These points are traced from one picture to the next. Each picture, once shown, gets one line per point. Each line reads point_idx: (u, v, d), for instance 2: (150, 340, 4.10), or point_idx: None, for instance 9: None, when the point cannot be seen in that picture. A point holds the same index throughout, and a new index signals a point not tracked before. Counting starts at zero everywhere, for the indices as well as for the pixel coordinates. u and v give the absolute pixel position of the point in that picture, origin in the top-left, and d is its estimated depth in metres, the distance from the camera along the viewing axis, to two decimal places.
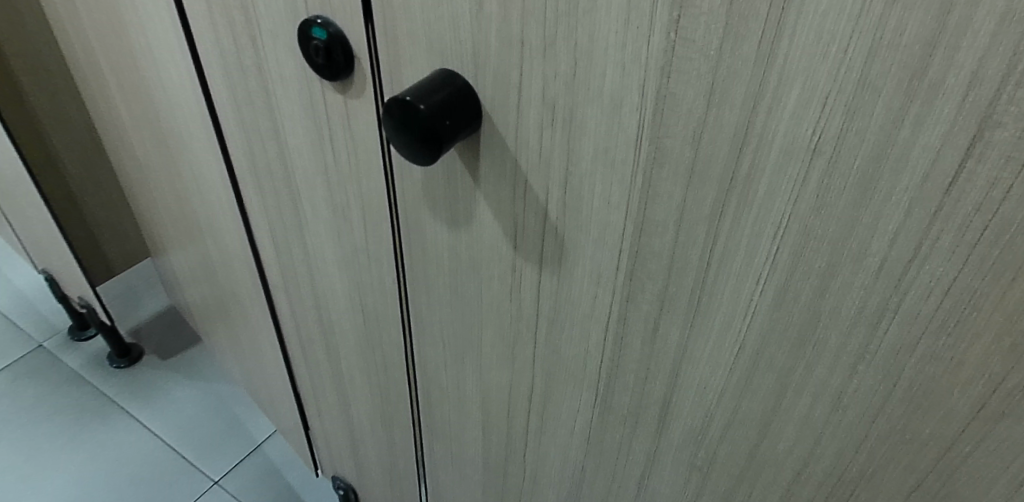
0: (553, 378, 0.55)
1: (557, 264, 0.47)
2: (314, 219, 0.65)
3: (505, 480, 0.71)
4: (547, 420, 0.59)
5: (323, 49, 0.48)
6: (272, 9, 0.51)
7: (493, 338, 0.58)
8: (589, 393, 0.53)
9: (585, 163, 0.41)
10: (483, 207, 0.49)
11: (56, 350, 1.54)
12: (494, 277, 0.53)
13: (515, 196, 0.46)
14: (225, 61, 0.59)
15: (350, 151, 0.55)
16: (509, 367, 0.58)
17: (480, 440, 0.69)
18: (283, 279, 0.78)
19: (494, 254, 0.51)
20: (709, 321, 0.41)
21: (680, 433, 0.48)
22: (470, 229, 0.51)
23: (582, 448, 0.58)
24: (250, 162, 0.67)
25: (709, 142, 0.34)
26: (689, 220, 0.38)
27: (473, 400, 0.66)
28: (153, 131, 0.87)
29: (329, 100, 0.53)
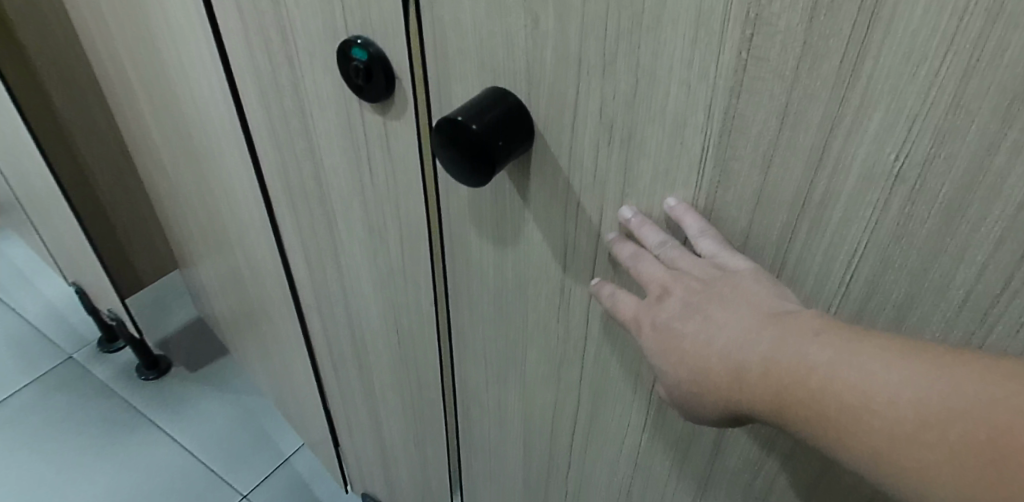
0: (600, 402, 0.53)
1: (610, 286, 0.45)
2: (349, 239, 0.64)
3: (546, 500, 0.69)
4: (591, 445, 0.57)
5: (363, 69, 0.47)
6: (310, 28, 0.49)
7: (538, 357, 0.56)
8: (637, 419, 0.51)
9: (644, 184, 0.38)
10: (532, 226, 0.47)
11: (86, 361, 1.55)
12: (542, 296, 0.51)
13: (567, 216, 0.44)
14: (261, 80, 0.58)
15: (388, 172, 0.54)
16: (554, 388, 0.56)
17: (521, 459, 0.68)
18: (315, 296, 0.77)
19: (542, 276, 0.49)
20: None
21: (735, 462, 0.46)
22: (517, 247, 0.49)
23: (628, 474, 0.56)
24: (285, 181, 0.66)
25: (779, 166, 0.32)
26: (756, 244, 0.36)
27: (515, 420, 0.64)
28: (184, 147, 0.87)
29: (368, 120, 0.51)
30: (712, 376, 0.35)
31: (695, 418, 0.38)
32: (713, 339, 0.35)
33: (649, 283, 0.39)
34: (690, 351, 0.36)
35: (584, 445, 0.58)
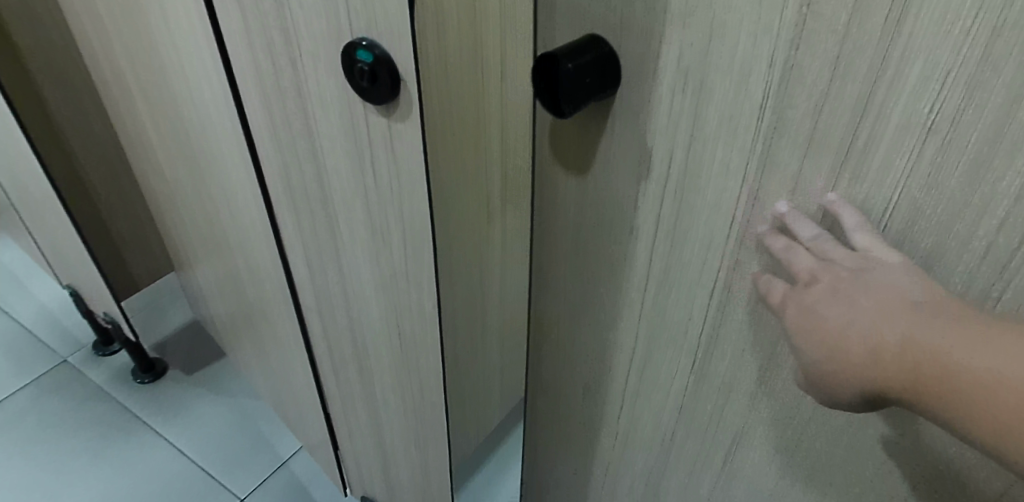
0: (654, 342, 0.58)
1: (672, 229, 0.50)
2: (352, 242, 0.64)
3: (588, 448, 0.75)
4: (641, 387, 0.63)
5: (368, 72, 0.47)
6: (314, 29, 0.49)
7: (598, 299, 0.60)
8: (687, 361, 0.56)
9: (710, 129, 0.43)
10: (605, 168, 0.51)
11: (80, 365, 1.54)
12: (609, 236, 0.55)
13: (641, 160, 0.48)
14: (263, 81, 0.58)
15: (393, 175, 0.54)
16: (610, 329, 0.62)
17: (568, 404, 0.74)
18: (316, 299, 0.76)
19: (613, 211, 0.53)
20: None
21: (775, 406, 0.51)
22: (588, 189, 0.53)
23: (673, 415, 0.61)
24: (286, 183, 0.65)
25: (827, 116, 0.37)
26: (800, 197, 0.41)
27: (572, 357, 0.68)
28: (182, 149, 0.87)
29: (372, 122, 0.51)
30: (846, 349, 0.35)
31: (834, 405, 0.38)
32: (850, 319, 0.36)
33: (800, 272, 0.40)
34: (829, 326, 0.36)
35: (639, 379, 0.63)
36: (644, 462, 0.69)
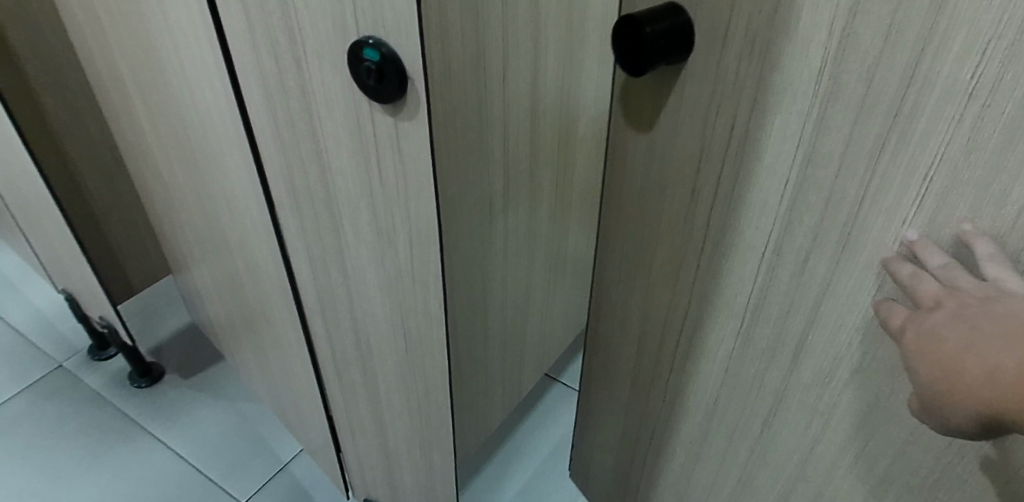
0: (717, 276, 0.69)
1: (738, 175, 0.60)
2: (356, 243, 0.63)
3: (658, 370, 0.86)
4: (703, 318, 0.74)
5: (375, 70, 0.46)
6: (319, 29, 0.49)
7: (671, 232, 0.73)
8: (747, 296, 0.66)
9: (776, 88, 0.53)
10: (680, 119, 0.64)
11: (76, 370, 1.53)
12: (681, 177, 0.67)
13: (710, 113, 0.60)
14: (266, 81, 0.57)
15: (399, 175, 0.53)
16: (680, 261, 0.73)
17: (640, 328, 0.87)
18: (319, 302, 0.76)
19: (686, 153, 0.65)
20: (856, 253, 0.52)
21: (820, 343, 0.59)
22: (666, 134, 0.67)
23: (732, 347, 0.71)
24: (289, 184, 0.65)
25: (879, 80, 0.45)
26: (853, 152, 0.49)
27: (654, 290, 0.80)
28: (182, 151, 0.86)
29: (378, 121, 0.51)
30: (966, 375, 0.41)
31: (949, 429, 0.44)
32: (968, 346, 0.41)
33: (922, 299, 0.45)
34: (949, 351, 0.42)
35: (704, 313, 0.73)
36: (709, 393, 0.78)
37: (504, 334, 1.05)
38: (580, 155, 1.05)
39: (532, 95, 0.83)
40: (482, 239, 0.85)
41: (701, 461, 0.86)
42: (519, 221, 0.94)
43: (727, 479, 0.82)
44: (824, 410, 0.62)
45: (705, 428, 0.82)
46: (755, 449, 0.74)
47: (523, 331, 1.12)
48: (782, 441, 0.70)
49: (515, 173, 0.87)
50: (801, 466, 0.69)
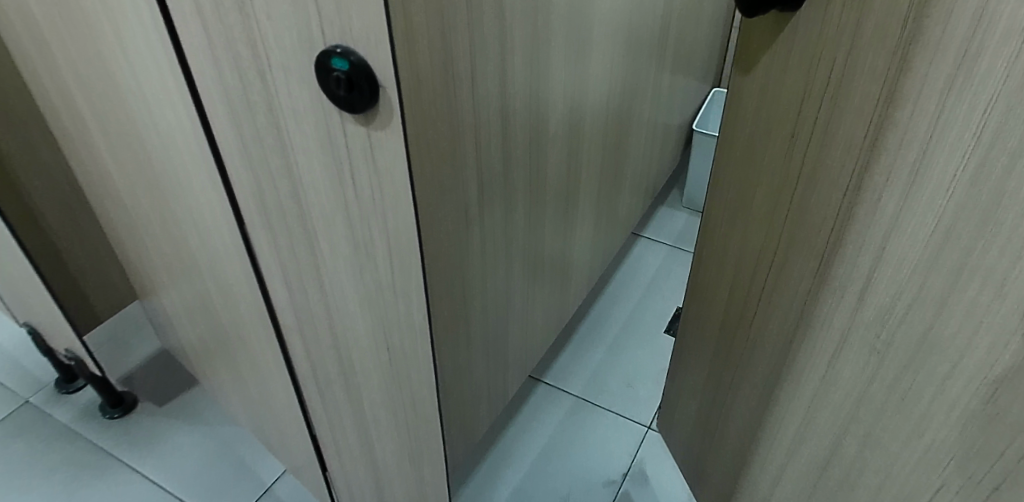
0: (803, 213, 0.74)
1: (832, 113, 0.66)
2: (333, 259, 0.62)
3: (745, 308, 0.93)
4: (789, 256, 0.79)
5: (344, 80, 0.45)
6: (284, 41, 0.47)
7: (772, 168, 0.80)
8: (826, 234, 0.70)
9: (875, 28, 0.57)
10: (790, 57, 0.72)
11: (44, 405, 1.47)
12: (787, 113, 0.74)
13: (819, 52, 0.66)
14: (230, 98, 0.55)
15: (374, 188, 0.52)
16: (776, 196, 0.80)
17: (736, 265, 0.93)
18: (297, 320, 0.74)
19: (794, 90, 0.72)
20: (919, 193, 0.54)
21: (884, 283, 0.62)
22: (780, 73, 0.74)
23: (808, 286, 0.75)
24: (259, 201, 0.63)
25: (952, 22, 0.48)
26: (926, 92, 0.52)
27: (752, 231, 0.87)
28: (143, 175, 0.83)
29: (350, 131, 0.49)
30: None
31: None
32: None
33: None
34: None
35: (789, 252, 0.78)
36: (784, 335, 0.83)
37: (485, 339, 1.04)
38: (551, 154, 1.04)
39: (503, 95, 0.82)
40: (460, 243, 0.85)
41: (769, 409, 0.90)
42: (496, 223, 0.93)
43: (789, 426, 0.86)
44: (880, 351, 0.65)
45: (777, 371, 0.87)
46: (817, 393, 0.78)
47: (505, 334, 1.11)
48: (840, 383, 0.73)
49: (491, 174, 0.86)
50: (854, 410, 0.71)
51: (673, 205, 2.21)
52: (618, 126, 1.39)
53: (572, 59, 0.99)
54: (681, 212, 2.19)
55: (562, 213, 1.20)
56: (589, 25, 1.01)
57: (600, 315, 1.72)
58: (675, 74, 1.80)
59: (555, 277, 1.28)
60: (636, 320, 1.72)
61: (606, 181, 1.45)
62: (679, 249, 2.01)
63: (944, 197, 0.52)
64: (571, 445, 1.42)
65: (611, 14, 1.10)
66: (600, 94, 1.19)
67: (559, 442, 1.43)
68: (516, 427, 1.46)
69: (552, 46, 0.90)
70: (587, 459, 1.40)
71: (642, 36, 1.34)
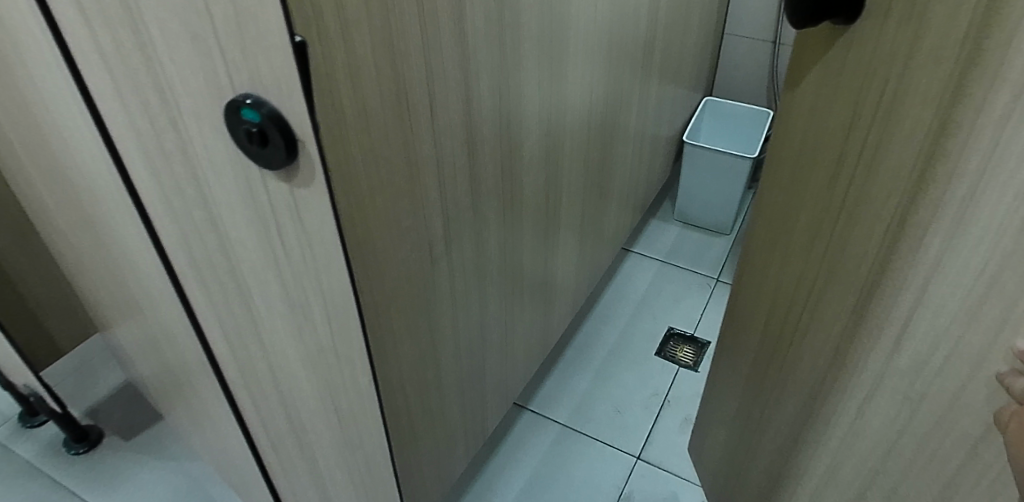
0: (835, 246, 0.67)
1: (873, 140, 0.58)
2: (271, 317, 0.55)
3: (773, 341, 0.86)
4: (818, 291, 0.72)
5: (257, 133, 0.39)
6: (191, 87, 0.41)
7: (802, 195, 0.72)
8: (861, 271, 0.63)
9: (924, 49, 0.50)
10: (827, 73, 0.64)
11: (6, 440, 1.41)
12: (821, 137, 0.67)
13: (859, 74, 0.59)
14: (145, 145, 0.49)
15: (304, 248, 0.46)
16: (806, 226, 0.72)
17: (764, 295, 0.86)
18: (243, 376, 0.68)
19: (830, 112, 0.65)
20: (966, 235, 0.48)
21: (922, 328, 0.56)
22: (816, 91, 0.67)
23: (840, 325, 0.69)
24: (188, 253, 0.57)
25: (1015, 47, 0.41)
26: (980, 124, 0.45)
27: (782, 262, 0.79)
28: (79, 214, 0.77)
29: (271, 187, 0.43)
30: None
31: None
32: None
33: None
34: None
35: (819, 289, 0.72)
36: (813, 371, 0.77)
37: (460, 377, 0.98)
38: (527, 180, 0.99)
39: (470, 124, 0.76)
40: (426, 283, 0.79)
41: (798, 448, 0.84)
42: (467, 259, 0.87)
43: (816, 467, 0.80)
44: (911, 405, 0.59)
45: (807, 411, 0.80)
46: (847, 435, 0.72)
47: (483, 369, 1.05)
48: (870, 432, 0.67)
49: (459, 208, 0.80)
50: (882, 462, 0.66)
51: (664, 218, 2.16)
52: (600, 143, 1.34)
53: (546, 81, 0.93)
54: (672, 225, 2.13)
55: (542, 239, 1.14)
56: (564, 43, 0.95)
57: (589, 337, 1.66)
58: (663, 85, 1.74)
59: (537, 305, 1.22)
60: (626, 341, 1.66)
61: (590, 200, 1.39)
62: (670, 264, 1.95)
63: (991, 248, 0.46)
64: (559, 478, 1.36)
65: (589, 31, 1.04)
66: (580, 113, 1.13)
67: (545, 475, 1.36)
68: (500, 459, 1.39)
69: (522, 69, 0.85)
70: (575, 492, 1.33)
71: (624, 50, 1.29)
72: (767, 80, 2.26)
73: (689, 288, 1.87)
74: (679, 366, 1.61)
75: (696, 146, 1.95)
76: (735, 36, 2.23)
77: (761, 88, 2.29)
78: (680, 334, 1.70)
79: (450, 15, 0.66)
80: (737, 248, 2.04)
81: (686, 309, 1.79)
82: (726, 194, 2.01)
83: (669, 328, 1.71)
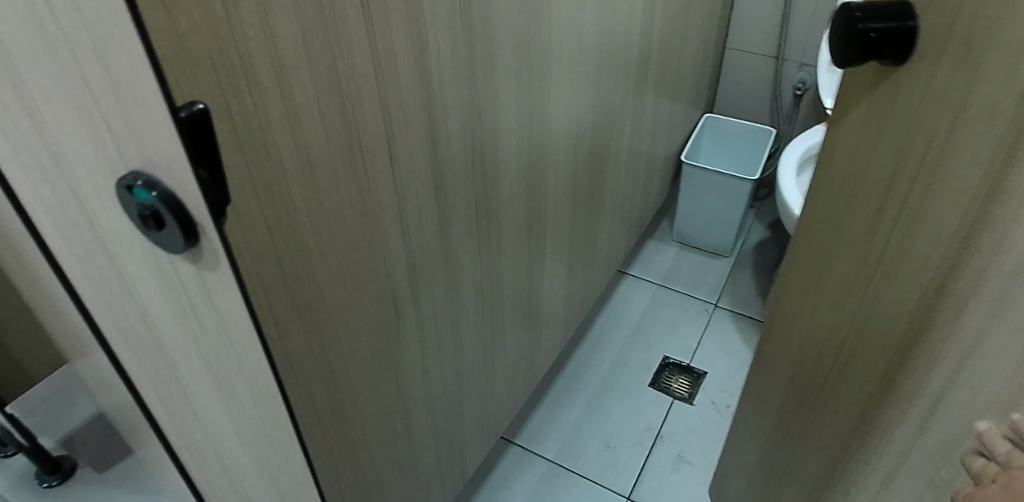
0: (861, 306, 0.62)
1: (908, 198, 0.53)
2: (200, 392, 0.50)
3: (790, 395, 0.80)
4: (841, 350, 0.67)
5: (150, 215, 0.34)
6: (84, 158, 0.36)
7: (822, 247, 0.67)
8: (892, 336, 0.58)
9: (975, 107, 0.45)
10: (857, 120, 0.58)
11: None
12: (846, 188, 0.61)
13: (896, 124, 0.53)
14: (52, 210, 0.44)
15: (219, 331, 0.41)
16: (826, 280, 0.67)
17: (781, 346, 0.81)
18: (184, 442, 0.62)
19: (856, 162, 0.59)
20: (1014, 315, 0.43)
21: (958, 407, 0.51)
22: (840, 138, 0.61)
23: (866, 390, 0.64)
24: (113, 319, 0.52)
25: None
26: None
27: (798, 311, 0.74)
28: (18, 258, 0.72)
29: (178, 267, 0.38)
30: None
31: None
32: None
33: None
34: None
35: (843, 345, 0.66)
36: (834, 433, 0.72)
37: (435, 424, 0.93)
38: (507, 216, 0.93)
39: (437, 165, 0.71)
40: (391, 334, 0.74)
41: None
42: (439, 303, 0.82)
43: None
44: (940, 485, 0.54)
45: (828, 475, 0.75)
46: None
47: (461, 413, 1.00)
48: None
49: (428, 253, 0.75)
50: None
51: (662, 237, 2.10)
52: (589, 168, 1.29)
53: (526, 112, 0.88)
54: (670, 245, 2.08)
55: (525, 272, 1.09)
56: (545, 72, 0.90)
57: (579, 367, 1.61)
58: (659, 104, 1.69)
59: (522, 341, 1.16)
60: (619, 372, 1.61)
61: (580, 228, 1.33)
62: (667, 287, 1.90)
63: None
64: None
65: (572, 57, 0.99)
66: (565, 141, 1.08)
67: None
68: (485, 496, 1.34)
69: (497, 103, 0.80)
70: None
71: (614, 72, 1.24)
72: (769, 96, 2.20)
73: (686, 313, 1.81)
74: (673, 398, 1.55)
75: (694, 166, 1.90)
76: (735, 50, 2.17)
77: (762, 105, 2.24)
78: (676, 364, 1.65)
79: (410, 53, 0.61)
80: (737, 270, 1.99)
81: (683, 336, 1.74)
82: (725, 215, 1.95)
83: (664, 358, 1.66)
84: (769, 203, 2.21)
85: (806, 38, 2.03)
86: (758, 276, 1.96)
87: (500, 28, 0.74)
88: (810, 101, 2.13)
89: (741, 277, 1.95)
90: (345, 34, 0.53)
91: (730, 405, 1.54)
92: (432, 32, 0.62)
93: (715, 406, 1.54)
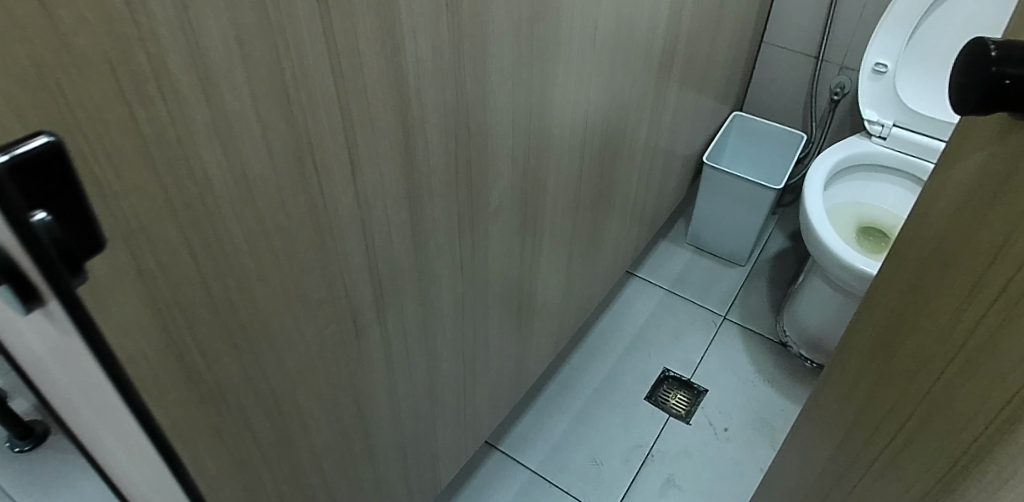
0: (935, 390, 0.49)
1: (1010, 274, 0.39)
2: None
3: (829, 466, 0.68)
4: (901, 433, 0.54)
5: None
6: None
7: (899, 305, 0.54)
8: (963, 437, 0.45)
9: None
10: (969, 166, 0.44)
11: None
12: (938, 241, 0.48)
13: (1009, 184, 0.39)
14: None
15: (80, 430, 0.33)
16: (897, 345, 0.54)
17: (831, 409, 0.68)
18: None
19: (958, 216, 0.45)
20: None
21: None
22: (948, 180, 0.47)
23: (923, 488, 0.51)
24: None
25: None
26: None
27: (839, 366, 0.65)
28: None
29: (14, 361, 0.30)
30: None
31: None
32: None
33: None
34: None
35: (890, 421, 0.55)
36: None
37: (403, 442, 0.87)
38: (497, 226, 0.86)
39: (413, 177, 0.64)
40: (351, 356, 0.67)
41: None
42: (411, 321, 0.75)
43: None
44: None
45: None
46: None
47: (433, 430, 0.94)
48: None
49: (399, 270, 0.68)
50: None
51: (676, 239, 2.00)
52: (597, 170, 1.20)
53: (526, 116, 0.80)
54: (684, 248, 1.98)
55: (515, 282, 1.02)
56: (551, 72, 0.81)
57: (574, 371, 1.56)
58: (682, 101, 1.58)
59: (507, 353, 1.10)
60: (614, 382, 1.55)
61: (582, 231, 1.25)
62: (675, 294, 1.81)
63: None
64: None
65: (583, 55, 0.89)
66: (571, 143, 0.99)
67: None
68: None
69: (492, 108, 0.71)
70: None
71: (631, 69, 1.14)
72: (804, 97, 2.07)
73: (692, 324, 1.73)
74: (669, 414, 1.50)
75: (717, 169, 1.79)
76: (773, 45, 2.04)
77: (796, 107, 2.11)
78: (676, 377, 1.59)
79: (381, 54, 0.53)
80: (750, 281, 1.89)
81: (686, 349, 1.66)
82: (745, 223, 1.85)
83: (665, 370, 1.60)
84: (792, 212, 2.11)
85: (851, 39, 1.89)
86: (772, 289, 1.87)
87: (497, 26, 0.65)
88: (849, 105, 2.00)
89: (755, 290, 1.87)
90: (294, 33, 0.45)
91: (727, 428, 1.49)
92: (410, 30, 0.54)
93: (713, 428, 1.49)
